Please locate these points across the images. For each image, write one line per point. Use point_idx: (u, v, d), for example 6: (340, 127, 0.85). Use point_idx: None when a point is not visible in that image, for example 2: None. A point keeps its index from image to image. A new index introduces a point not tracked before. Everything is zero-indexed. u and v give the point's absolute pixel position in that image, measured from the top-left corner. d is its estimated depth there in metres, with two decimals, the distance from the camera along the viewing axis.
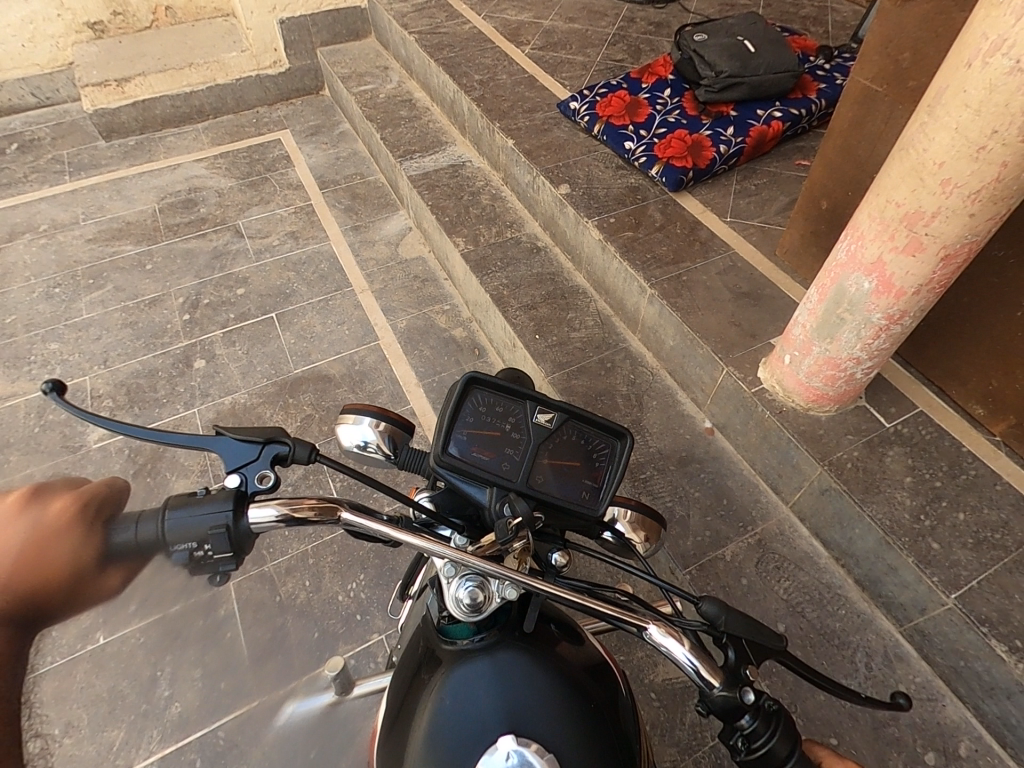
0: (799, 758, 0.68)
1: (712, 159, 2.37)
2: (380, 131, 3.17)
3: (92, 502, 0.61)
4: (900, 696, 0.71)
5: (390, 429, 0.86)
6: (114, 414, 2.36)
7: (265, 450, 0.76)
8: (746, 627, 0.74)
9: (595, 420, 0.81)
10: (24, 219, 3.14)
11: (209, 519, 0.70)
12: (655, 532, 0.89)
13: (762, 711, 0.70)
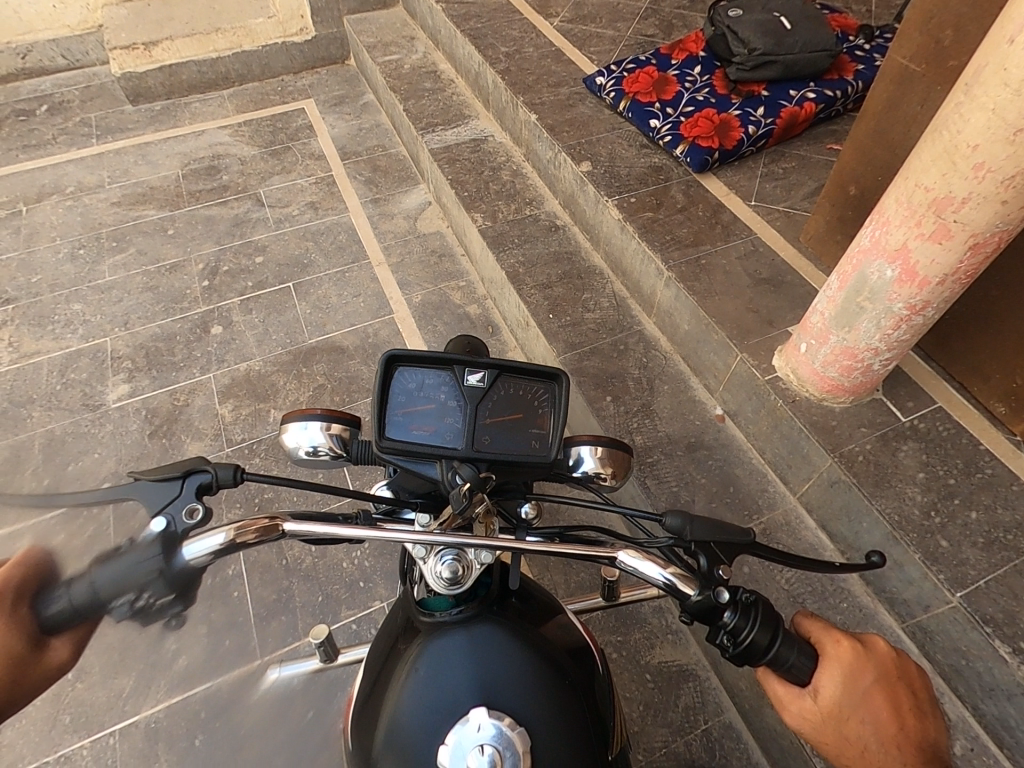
0: (784, 639, 0.68)
1: (739, 140, 2.30)
2: (403, 103, 3.14)
3: (7, 588, 0.60)
4: (875, 559, 0.77)
5: (335, 429, 0.87)
6: (132, 376, 2.41)
7: (185, 485, 0.76)
8: (712, 530, 0.78)
9: (524, 369, 0.80)
10: (51, 180, 3.18)
11: (138, 568, 0.67)
12: (622, 464, 0.88)
13: (738, 602, 0.73)
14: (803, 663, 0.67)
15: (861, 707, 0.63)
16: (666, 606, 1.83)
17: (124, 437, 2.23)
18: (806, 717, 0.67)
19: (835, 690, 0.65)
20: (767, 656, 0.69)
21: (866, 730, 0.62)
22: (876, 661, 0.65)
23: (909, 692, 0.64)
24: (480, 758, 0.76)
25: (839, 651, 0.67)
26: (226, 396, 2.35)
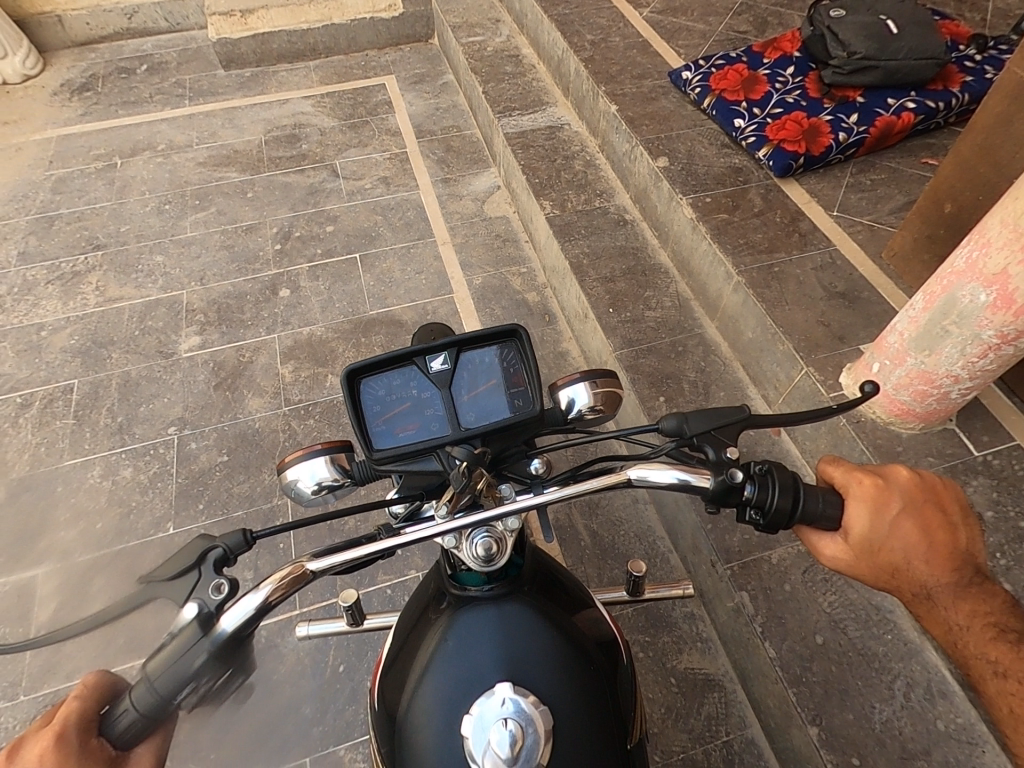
0: (805, 493, 0.79)
1: (828, 146, 2.21)
2: (483, 84, 3.14)
3: (68, 726, 0.64)
4: (867, 386, 0.78)
5: (337, 458, 0.85)
6: (204, 329, 2.53)
7: (199, 568, 0.73)
8: (707, 419, 0.83)
9: (481, 335, 0.82)
10: (145, 137, 3.35)
11: (185, 660, 0.68)
12: (610, 384, 0.91)
13: (752, 474, 0.80)
14: (833, 507, 0.79)
15: (887, 530, 0.77)
16: (697, 613, 1.81)
17: (191, 386, 2.35)
18: (840, 546, 0.81)
19: (864, 527, 0.78)
20: (796, 515, 0.79)
21: (896, 550, 0.77)
22: (897, 490, 0.77)
23: (937, 508, 0.77)
24: (501, 734, 0.77)
25: (865, 492, 0.78)
26: (288, 357, 2.44)
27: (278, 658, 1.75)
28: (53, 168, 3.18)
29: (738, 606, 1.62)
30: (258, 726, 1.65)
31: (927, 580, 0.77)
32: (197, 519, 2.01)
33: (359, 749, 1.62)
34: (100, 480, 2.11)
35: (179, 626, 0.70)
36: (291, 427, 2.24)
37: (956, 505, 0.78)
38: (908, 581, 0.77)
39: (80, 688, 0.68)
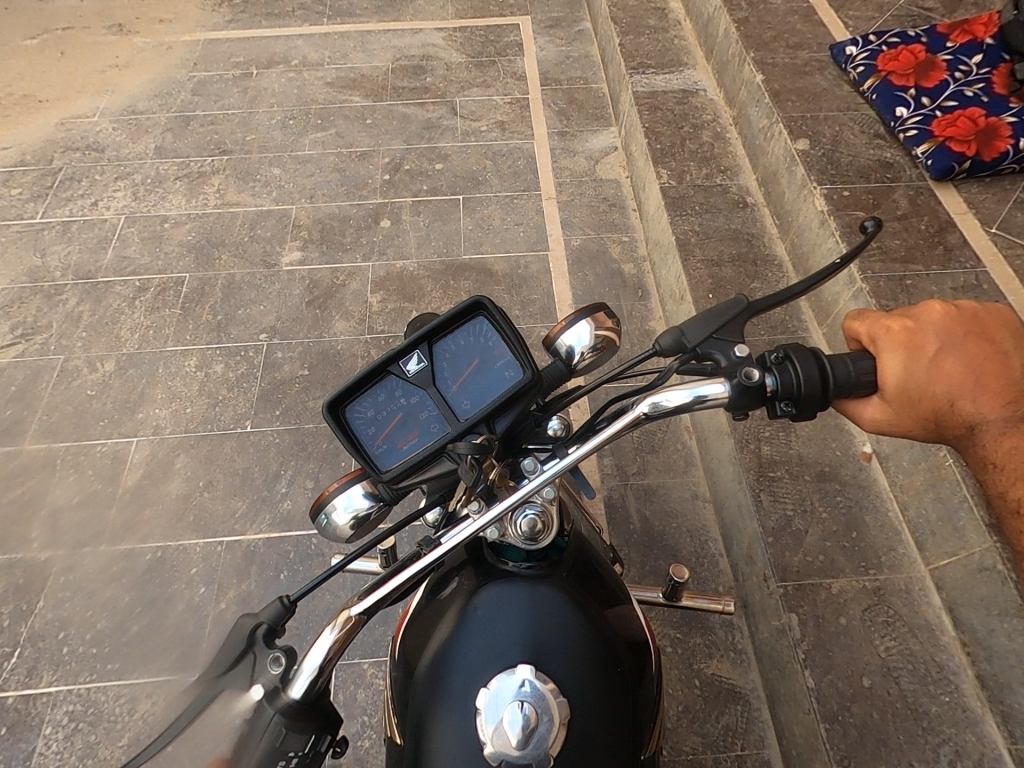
0: (826, 362, 0.72)
1: (1002, 152, 1.94)
2: (621, 36, 2.97)
3: None
4: (866, 226, 0.76)
5: (367, 483, 0.81)
6: (306, 246, 2.62)
7: (252, 650, 0.69)
8: (704, 325, 0.77)
9: (446, 321, 0.77)
10: (281, 50, 3.44)
11: (265, 740, 0.64)
12: (608, 320, 0.86)
13: (769, 366, 0.73)
14: (866, 366, 0.73)
15: (926, 373, 0.71)
16: (736, 624, 1.73)
17: (286, 299, 2.46)
18: (880, 408, 0.74)
19: (900, 377, 0.71)
20: (829, 388, 0.72)
21: (939, 393, 0.71)
22: (928, 327, 0.72)
23: (973, 336, 0.72)
24: (514, 713, 0.75)
25: (894, 338, 0.72)
26: (378, 287, 2.49)
27: (322, 567, 1.86)
28: (196, 70, 3.33)
29: (783, 627, 1.54)
30: (295, 624, 1.78)
31: (975, 416, 0.72)
32: (272, 423, 2.13)
33: (380, 668, 1.71)
34: (194, 369, 2.27)
35: (251, 710, 0.66)
36: (370, 355, 2.30)
37: (993, 329, 0.74)
38: (952, 421, 0.73)
39: None
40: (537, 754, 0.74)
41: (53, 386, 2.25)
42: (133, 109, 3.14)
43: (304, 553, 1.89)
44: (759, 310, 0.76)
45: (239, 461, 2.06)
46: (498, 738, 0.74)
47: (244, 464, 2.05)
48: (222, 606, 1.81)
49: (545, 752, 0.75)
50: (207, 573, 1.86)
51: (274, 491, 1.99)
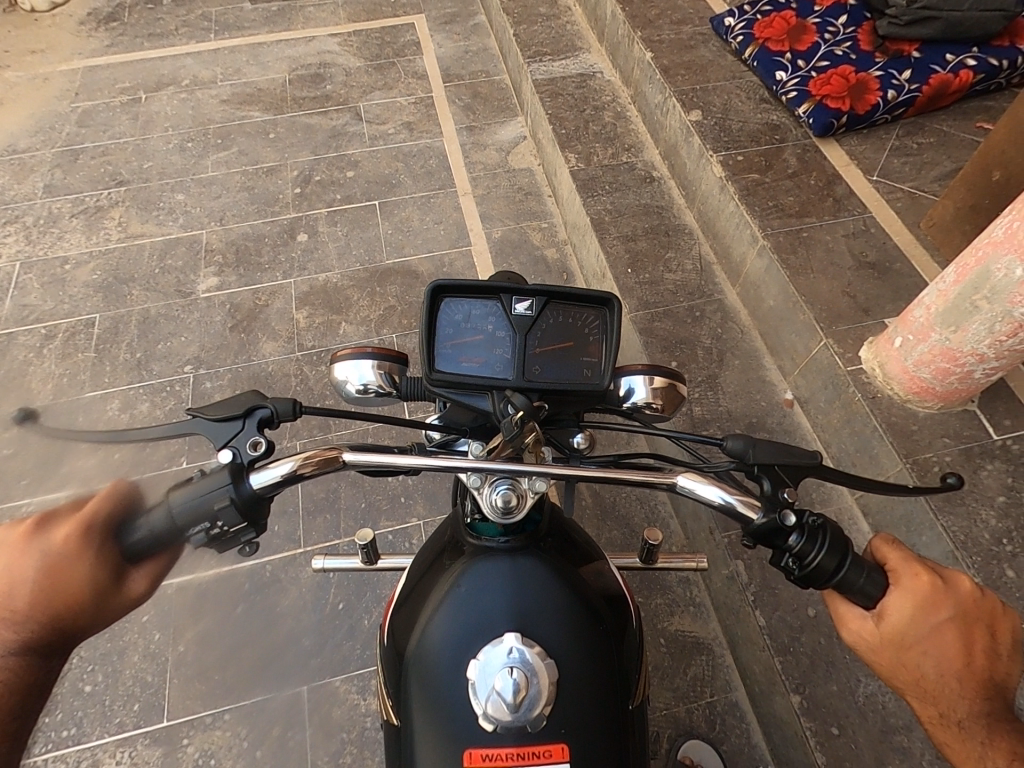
0: (853, 565, 0.71)
1: (874, 105, 2.08)
2: (514, 26, 3.00)
3: (94, 525, 0.69)
4: (951, 477, 0.74)
5: (385, 366, 0.91)
6: (222, 270, 2.54)
7: (245, 421, 0.81)
8: (776, 453, 0.79)
9: (576, 297, 0.83)
10: (170, 71, 3.30)
11: (213, 498, 0.75)
12: (676, 390, 0.89)
13: (804, 526, 0.74)
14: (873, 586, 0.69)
15: (924, 631, 0.66)
16: (693, 579, 1.81)
17: (208, 327, 2.38)
18: (865, 634, 0.69)
19: (901, 621, 0.67)
20: (833, 580, 0.72)
21: (929, 660, 0.66)
22: (952, 598, 0.67)
23: (984, 630, 0.67)
24: (505, 680, 0.82)
25: (913, 585, 0.68)
26: (303, 303, 2.45)
27: (281, 593, 1.82)
28: (79, 100, 3.16)
29: (732, 574, 1.62)
30: (260, 653, 1.74)
31: (958, 707, 0.65)
32: None
33: (354, 683, 1.70)
34: (119, 412, 2.17)
35: (217, 468, 0.78)
36: (302, 373, 2.26)
37: (1009, 629, 0.68)
38: (936, 700, 0.66)
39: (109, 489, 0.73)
40: (530, 716, 0.81)
41: None
42: (13, 147, 2.95)
43: (259, 584, 1.84)
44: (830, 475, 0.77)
45: None
46: (492, 705, 0.81)
47: None
48: (181, 648, 1.75)
49: (536, 714, 0.82)
50: (159, 618, 1.79)
51: None
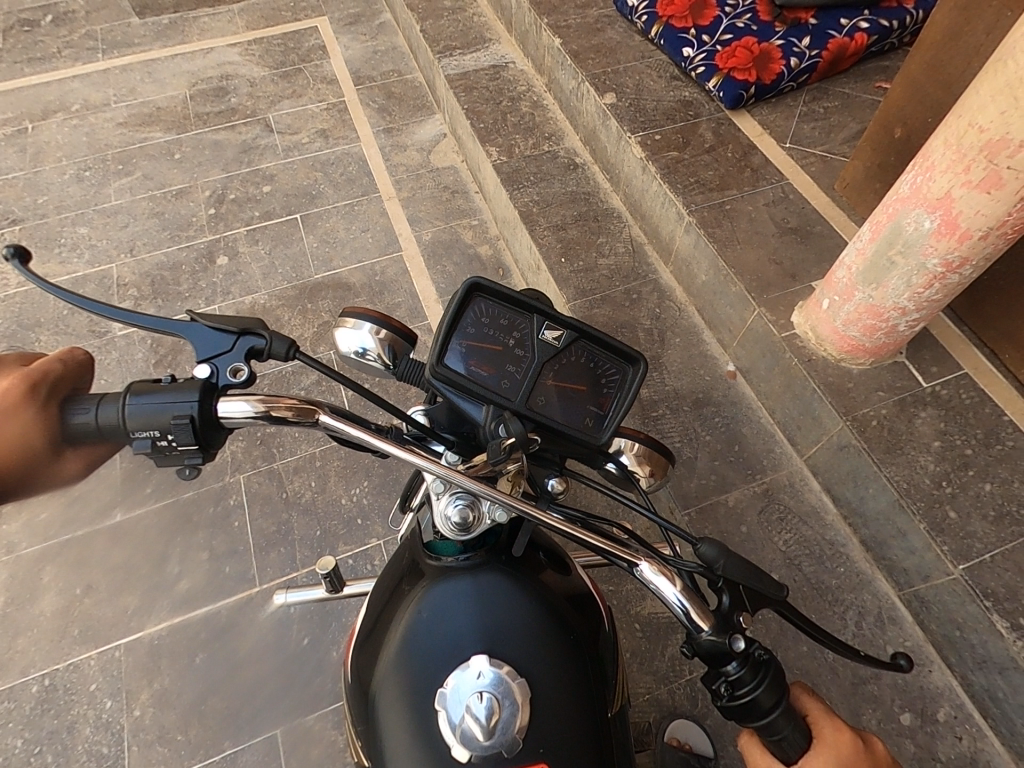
0: (785, 711, 0.68)
1: (779, 73, 2.13)
2: (420, 22, 2.92)
3: (43, 385, 0.64)
4: (900, 657, 0.71)
5: (387, 336, 0.84)
6: (138, 305, 2.39)
7: (239, 343, 0.76)
8: (745, 573, 0.74)
9: (608, 344, 0.77)
10: (56, 97, 3.07)
11: (173, 409, 0.70)
12: (661, 466, 0.86)
13: (747, 660, 0.71)
14: (796, 742, 0.67)
15: None
16: None
17: (129, 366, 2.23)
18: None
19: None
20: (760, 723, 0.68)
21: None
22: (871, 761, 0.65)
23: None
24: (478, 702, 0.78)
25: (836, 743, 0.67)
26: None
27: (240, 637, 1.73)
28: None
29: None
30: (225, 704, 1.65)
31: None
32: (144, 502, 1.93)
33: (329, 719, 1.63)
34: None
35: (189, 380, 0.73)
36: None
37: None
38: None
39: (65, 356, 0.68)
40: (505, 739, 0.78)
41: None
42: None
43: (216, 631, 1.74)
44: (789, 617, 0.73)
45: (117, 552, 1.86)
46: (464, 734, 0.77)
47: (125, 554, 1.86)
48: (137, 713, 1.64)
49: (513, 735, 0.78)
50: (110, 684, 1.67)
51: (167, 573, 1.82)
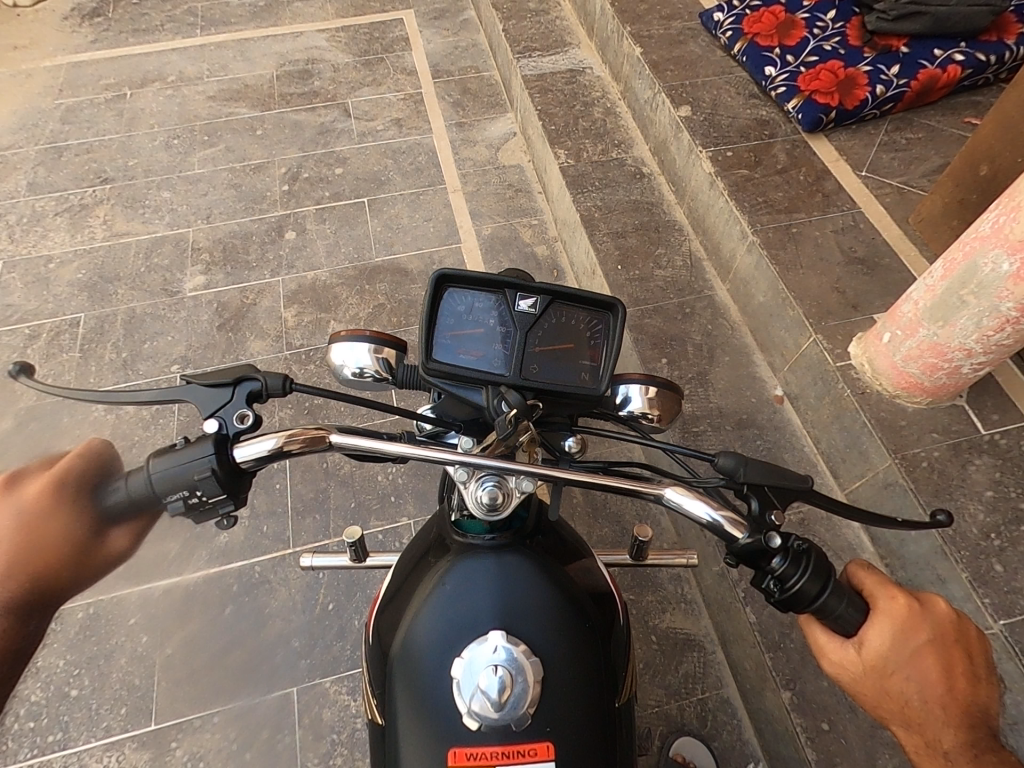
0: (833, 590, 0.72)
1: (863, 100, 2.08)
2: (503, 21, 2.97)
3: (68, 479, 0.66)
4: (940, 515, 0.72)
5: (382, 351, 0.90)
6: (209, 269, 2.52)
7: (236, 393, 0.80)
8: (766, 473, 0.77)
9: (581, 297, 0.81)
10: (155, 67, 3.26)
11: (194, 467, 0.74)
12: (670, 400, 0.90)
13: (789, 550, 0.74)
14: (852, 616, 0.71)
15: (904, 658, 0.68)
16: (684, 575, 1.82)
17: (195, 326, 2.36)
18: (844, 661, 0.72)
19: (882, 648, 0.69)
20: (814, 605, 0.72)
21: (910, 688, 0.67)
22: (928, 620, 0.69)
23: (963, 653, 0.68)
24: (490, 678, 0.81)
25: (895, 612, 0.70)
26: (291, 301, 2.43)
27: (270, 594, 1.81)
28: (63, 97, 3.12)
29: (723, 571, 1.65)
30: (249, 656, 1.73)
31: (941, 736, 0.66)
32: None
33: (344, 684, 1.69)
34: (104, 413, 2.15)
35: (199, 439, 0.77)
36: (291, 372, 2.24)
37: (980, 652, 0.69)
38: (919, 728, 0.67)
39: (82, 447, 0.70)
40: (514, 715, 0.80)
41: None
42: None
43: (248, 585, 1.82)
44: (819, 503, 0.76)
45: None
46: (476, 705, 0.80)
47: None
48: (168, 652, 1.73)
49: (521, 712, 0.81)
50: (146, 621, 1.77)
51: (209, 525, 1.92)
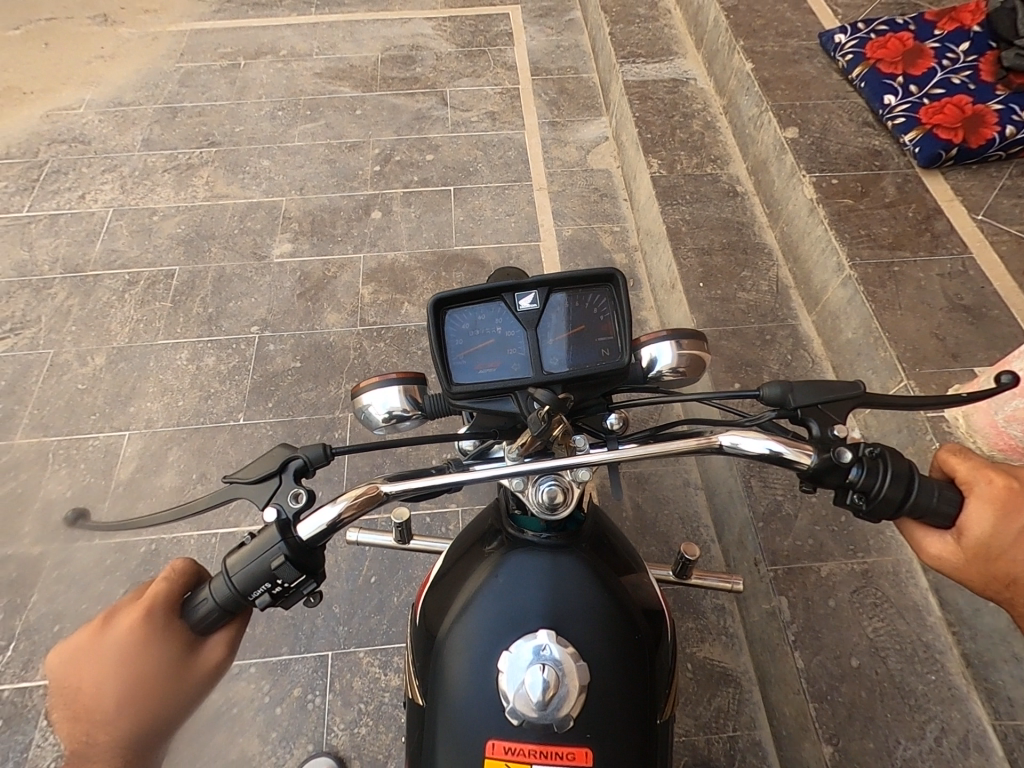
0: (920, 486, 0.74)
1: (989, 139, 1.96)
2: (611, 24, 2.95)
3: (157, 605, 0.71)
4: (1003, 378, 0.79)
5: (408, 390, 0.87)
6: (296, 238, 2.61)
7: (284, 476, 0.79)
8: (814, 391, 0.80)
9: (580, 277, 0.78)
10: (269, 40, 3.40)
11: (267, 560, 0.75)
12: (692, 343, 0.88)
13: (862, 457, 0.76)
14: (949, 503, 0.74)
15: (1009, 534, 0.70)
16: (728, 608, 1.77)
17: (277, 292, 2.45)
18: (949, 550, 0.75)
19: (984, 529, 0.72)
20: (904, 507, 0.75)
21: (1017, 561, 0.69)
22: None
23: None
24: (535, 677, 0.80)
25: (994, 493, 0.72)
26: (370, 279, 2.49)
27: None
28: (183, 61, 3.29)
29: (773, 610, 1.59)
30: (290, 614, 1.79)
31: None
32: (264, 416, 2.14)
33: (377, 657, 1.72)
34: (186, 363, 2.27)
35: (263, 532, 0.77)
36: (362, 348, 2.30)
37: None
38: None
39: (168, 571, 0.76)
40: (556, 716, 0.80)
41: (45, 382, 2.23)
42: (119, 100, 3.10)
43: None
44: (876, 402, 0.79)
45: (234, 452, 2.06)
46: (519, 701, 0.80)
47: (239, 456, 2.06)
48: None
49: (563, 714, 0.80)
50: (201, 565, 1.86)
51: None
